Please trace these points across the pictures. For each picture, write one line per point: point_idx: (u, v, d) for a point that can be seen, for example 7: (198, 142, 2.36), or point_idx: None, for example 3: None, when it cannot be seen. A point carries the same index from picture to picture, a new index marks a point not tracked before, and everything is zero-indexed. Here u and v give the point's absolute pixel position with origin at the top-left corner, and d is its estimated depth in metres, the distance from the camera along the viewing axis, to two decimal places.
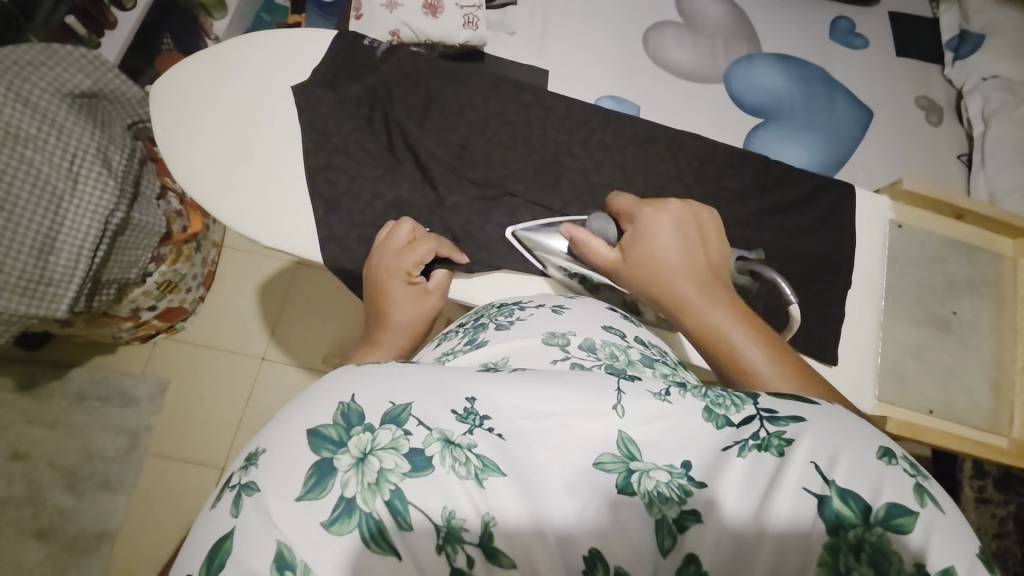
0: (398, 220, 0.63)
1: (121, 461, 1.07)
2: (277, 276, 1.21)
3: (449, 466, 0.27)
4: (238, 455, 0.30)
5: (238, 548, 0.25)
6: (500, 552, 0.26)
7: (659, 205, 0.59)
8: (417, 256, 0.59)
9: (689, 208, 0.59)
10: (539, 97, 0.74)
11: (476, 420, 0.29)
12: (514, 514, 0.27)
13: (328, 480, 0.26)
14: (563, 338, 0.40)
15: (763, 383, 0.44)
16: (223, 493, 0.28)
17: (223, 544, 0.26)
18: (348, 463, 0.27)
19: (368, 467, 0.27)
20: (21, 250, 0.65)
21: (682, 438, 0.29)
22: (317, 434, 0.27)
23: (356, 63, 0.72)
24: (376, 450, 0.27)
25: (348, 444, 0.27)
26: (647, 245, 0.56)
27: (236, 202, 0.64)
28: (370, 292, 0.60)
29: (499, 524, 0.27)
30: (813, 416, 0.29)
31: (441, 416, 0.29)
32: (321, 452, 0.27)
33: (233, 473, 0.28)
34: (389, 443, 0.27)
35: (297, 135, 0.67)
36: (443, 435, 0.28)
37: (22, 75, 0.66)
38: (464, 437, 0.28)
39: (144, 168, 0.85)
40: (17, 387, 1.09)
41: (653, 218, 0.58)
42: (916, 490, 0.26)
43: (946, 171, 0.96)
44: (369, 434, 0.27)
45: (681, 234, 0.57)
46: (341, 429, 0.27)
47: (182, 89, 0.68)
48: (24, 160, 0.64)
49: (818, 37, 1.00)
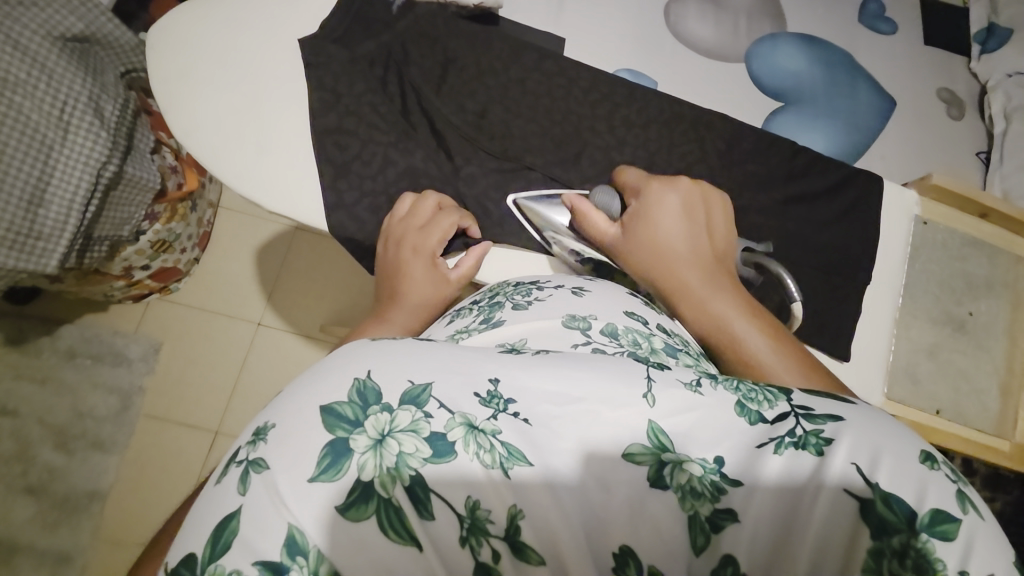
0: (419, 194, 0.60)
1: (113, 421, 1.06)
2: (274, 241, 1.18)
3: (473, 453, 0.26)
4: (245, 429, 0.28)
5: (246, 530, 0.24)
6: (527, 547, 0.25)
7: (666, 182, 0.56)
8: (442, 232, 0.58)
9: (698, 188, 0.57)
10: (562, 66, 0.70)
11: (500, 404, 0.27)
12: (540, 508, 0.26)
13: (343, 460, 0.25)
14: (584, 322, 0.38)
15: (768, 375, 0.43)
16: (228, 469, 0.26)
17: (229, 523, 0.24)
18: (365, 445, 0.25)
19: (386, 449, 0.25)
20: (9, 200, 0.62)
21: (715, 431, 0.27)
22: (331, 412, 0.26)
23: (369, 17, 0.68)
24: (395, 433, 0.25)
25: (365, 425, 0.25)
26: (651, 224, 0.54)
27: (240, 162, 0.60)
28: (384, 265, 0.57)
29: (527, 520, 0.25)
30: (853, 414, 0.27)
31: (463, 399, 0.27)
32: (335, 432, 0.25)
33: (239, 448, 0.27)
34: (409, 426, 0.26)
35: (306, 93, 0.63)
36: (466, 419, 0.26)
37: (10, 12, 0.61)
38: (488, 422, 0.27)
39: (137, 121, 0.80)
40: (5, 342, 1.06)
41: (659, 195, 0.55)
42: (959, 497, 0.24)
43: (963, 168, 0.94)
44: (387, 415, 0.26)
45: (687, 214, 0.55)
46: (357, 407, 0.26)
47: (183, 35, 0.63)
48: (13, 106, 0.61)
49: (847, 18, 0.96)
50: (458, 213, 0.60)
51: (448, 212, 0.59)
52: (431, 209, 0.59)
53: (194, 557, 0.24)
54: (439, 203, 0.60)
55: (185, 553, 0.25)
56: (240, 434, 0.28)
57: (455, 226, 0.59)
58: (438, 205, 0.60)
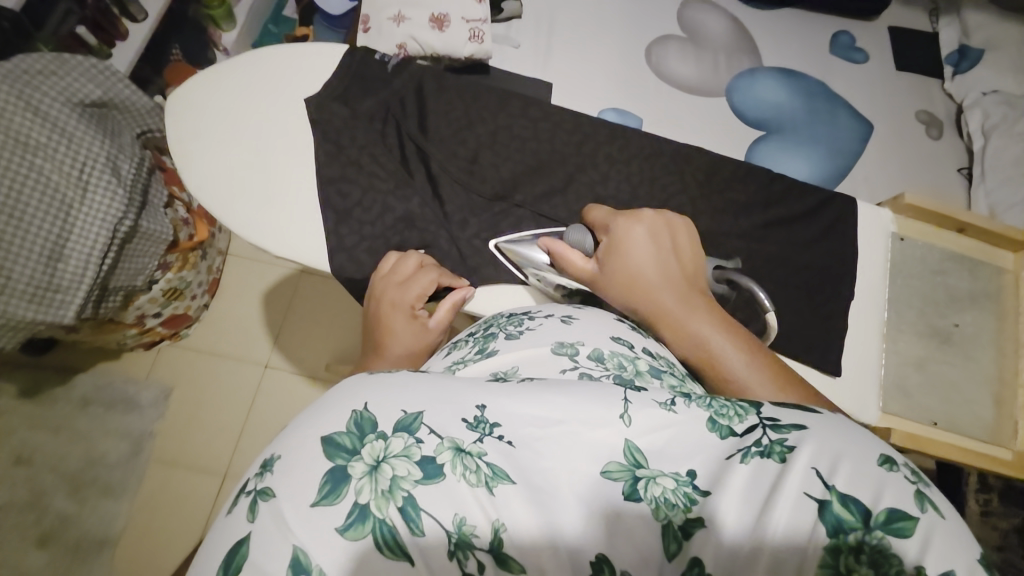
0: (403, 253, 0.64)
1: (126, 466, 1.08)
2: (281, 284, 1.22)
3: (460, 474, 0.28)
4: (254, 461, 0.30)
5: (255, 552, 0.26)
6: (510, 557, 0.27)
7: (631, 216, 0.59)
8: (420, 288, 0.60)
9: (661, 218, 0.60)
10: (547, 111, 0.75)
11: (486, 429, 0.30)
12: (525, 526, 0.28)
13: (342, 486, 0.27)
14: (572, 348, 0.41)
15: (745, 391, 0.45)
16: (239, 498, 0.28)
17: (240, 547, 0.26)
18: (362, 471, 0.27)
19: (381, 475, 0.27)
20: (28, 256, 0.67)
21: (688, 446, 0.29)
22: (331, 442, 0.28)
23: (368, 76, 0.73)
24: (389, 458, 0.28)
25: (362, 452, 0.28)
26: (624, 257, 0.57)
27: (249, 210, 0.65)
28: (370, 323, 0.59)
29: (509, 532, 0.27)
30: (816, 424, 0.29)
31: (451, 424, 0.29)
32: (335, 460, 0.28)
33: (248, 479, 0.29)
34: (402, 451, 0.28)
35: (311, 147, 0.68)
36: (454, 443, 0.29)
37: (33, 83, 0.68)
38: (474, 445, 0.29)
39: (152, 177, 0.87)
40: (21, 392, 1.09)
41: (627, 230, 0.58)
42: (917, 496, 0.26)
43: (946, 184, 0.97)
44: (381, 442, 0.28)
45: (655, 243, 0.57)
46: (354, 437, 0.28)
47: (201, 103, 0.69)
48: (35, 168, 0.66)
49: (818, 52, 1.02)
50: (438, 270, 0.62)
51: (429, 269, 0.62)
52: (412, 267, 0.62)
53: None
54: (421, 261, 0.63)
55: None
56: (249, 467, 0.30)
57: (435, 282, 0.61)
58: (419, 263, 0.63)
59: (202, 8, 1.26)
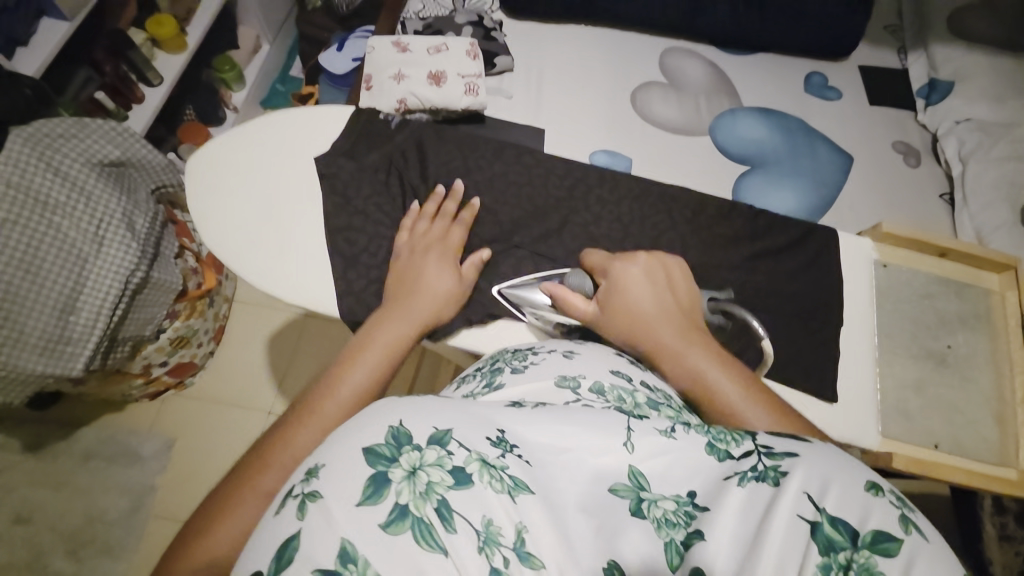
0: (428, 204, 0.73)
1: (127, 520, 1.07)
2: (285, 329, 1.25)
3: (487, 482, 0.30)
4: (298, 469, 0.32)
5: (306, 545, 0.27)
6: (531, 555, 0.29)
7: (627, 258, 0.63)
8: (455, 238, 0.70)
9: (655, 258, 0.63)
10: (541, 158, 0.80)
11: (507, 447, 0.32)
12: (545, 535, 0.30)
13: (384, 488, 0.29)
14: (574, 381, 0.43)
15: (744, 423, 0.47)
16: (286, 501, 0.30)
17: (290, 543, 0.28)
18: (401, 475, 0.29)
19: (418, 479, 0.29)
20: (43, 310, 0.72)
21: (688, 469, 0.32)
22: (372, 451, 0.30)
23: (374, 133, 0.79)
24: (424, 466, 0.30)
25: (400, 460, 0.29)
26: (623, 296, 0.59)
27: (263, 262, 0.69)
28: (407, 267, 0.66)
29: (531, 533, 0.29)
30: (807, 451, 0.31)
31: (478, 440, 0.32)
32: (377, 466, 0.29)
33: (294, 484, 0.31)
34: (436, 460, 0.30)
35: (321, 200, 0.73)
36: (481, 456, 0.31)
37: (56, 148, 0.73)
38: (498, 459, 0.31)
39: (164, 231, 0.91)
40: (25, 448, 1.10)
41: (624, 271, 0.62)
42: (901, 519, 0.28)
43: (929, 210, 1.01)
44: (417, 453, 0.30)
45: (650, 283, 0.61)
46: (393, 447, 0.30)
47: (218, 162, 0.74)
48: (55, 226, 0.71)
49: (792, 93, 1.09)
50: (463, 220, 0.72)
51: (458, 221, 0.71)
52: (443, 219, 0.71)
53: (261, 572, 0.27)
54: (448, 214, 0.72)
55: (252, 570, 0.28)
56: (293, 475, 0.32)
57: (463, 231, 0.71)
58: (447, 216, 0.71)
59: (215, 72, 1.37)
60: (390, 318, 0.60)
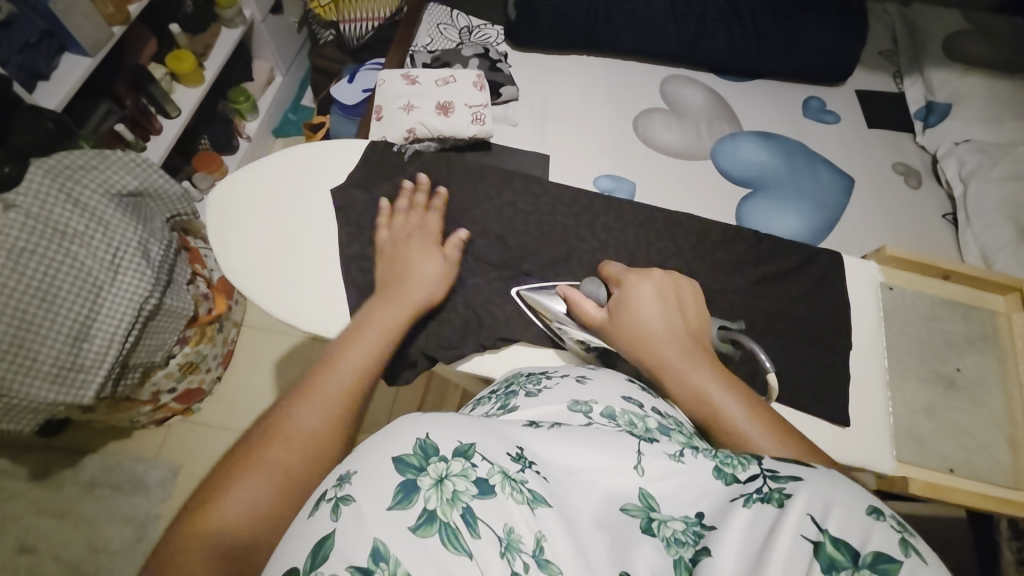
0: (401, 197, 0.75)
1: (130, 550, 1.06)
2: (293, 353, 1.26)
3: (509, 493, 0.31)
4: (331, 476, 0.34)
5: (340, 543, 0.29)
6: (549, 561, 0.29)
7: (642, 274, 0.64)
8: (433, 225, 0.72)
9: (668, 276, 0.64)
10: (547, 187, 0.82)
11: (526, 463, 0.34)
12: (563, 545, 0.30)
13: (413, 494, 0.30)
14: (586, 406, 0.44)
15: (744, 443, 0.48)
16: (321, 504, 0.32)
17: (326, 541, 0.30)
18: (428, 483, 0.31)
19: (445, 487, 0.31)
20: (57, 338, 0.74)
21: (695, 491, 0.33)
22: (401, 460, 0.32)
23: (387, 164, 0.81)
24: (450, 476, 0.31)
25: (428, 469, 0.31)
26: (633, 309, 0.60)
27: (275, 293, 0.70)
28: (394, 258, 0.68)
29: (550, 542, 0.30)
30: (811, 476, 0.32)
31: (498, 454, 0.33)
32: (406, 474, 0.31)
33: (327, 489, 0.33)
34: (461, 471, 0.31)
35: (335, 230, 0.75)
36: (502, 469, 0.32)
37: (76, 179, 0.76)
38: (518, 473, 0.33)
39: (178, 258, 0.93)
40: (31, 476, 1.11)
41: (636, 285, 0.62)
42: (902, 543, 0.28)
43: (931, 230, 1.02)
44: (444, 463, 0.32)
45: (661, 300, 0.61)
46: (420, 457, 0.32)
47: (235, 194, 0.77)
48: (72, 255, 0.74)
49: (791, 117, 1.11)
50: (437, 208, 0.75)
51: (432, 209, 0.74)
52: (419, 209, 0.74)
53: (297, 568, 0.29)
54: (423, 204, 0.74)
55: (288, 566, 0.30)
56: (326, 481, 0.34)
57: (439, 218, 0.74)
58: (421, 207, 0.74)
59: (229, 104, 1.42)
60: (387, 304, 0.61)
